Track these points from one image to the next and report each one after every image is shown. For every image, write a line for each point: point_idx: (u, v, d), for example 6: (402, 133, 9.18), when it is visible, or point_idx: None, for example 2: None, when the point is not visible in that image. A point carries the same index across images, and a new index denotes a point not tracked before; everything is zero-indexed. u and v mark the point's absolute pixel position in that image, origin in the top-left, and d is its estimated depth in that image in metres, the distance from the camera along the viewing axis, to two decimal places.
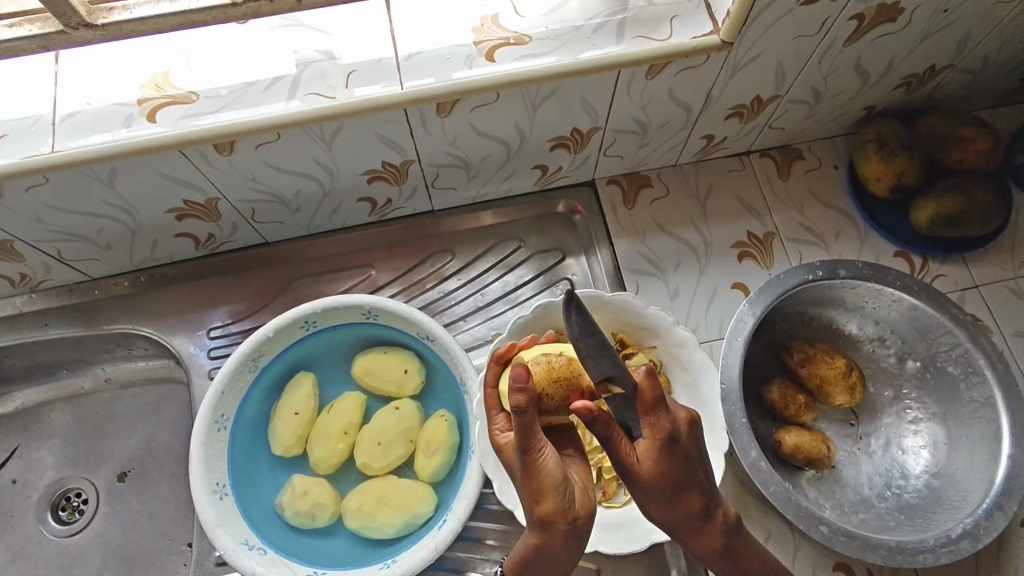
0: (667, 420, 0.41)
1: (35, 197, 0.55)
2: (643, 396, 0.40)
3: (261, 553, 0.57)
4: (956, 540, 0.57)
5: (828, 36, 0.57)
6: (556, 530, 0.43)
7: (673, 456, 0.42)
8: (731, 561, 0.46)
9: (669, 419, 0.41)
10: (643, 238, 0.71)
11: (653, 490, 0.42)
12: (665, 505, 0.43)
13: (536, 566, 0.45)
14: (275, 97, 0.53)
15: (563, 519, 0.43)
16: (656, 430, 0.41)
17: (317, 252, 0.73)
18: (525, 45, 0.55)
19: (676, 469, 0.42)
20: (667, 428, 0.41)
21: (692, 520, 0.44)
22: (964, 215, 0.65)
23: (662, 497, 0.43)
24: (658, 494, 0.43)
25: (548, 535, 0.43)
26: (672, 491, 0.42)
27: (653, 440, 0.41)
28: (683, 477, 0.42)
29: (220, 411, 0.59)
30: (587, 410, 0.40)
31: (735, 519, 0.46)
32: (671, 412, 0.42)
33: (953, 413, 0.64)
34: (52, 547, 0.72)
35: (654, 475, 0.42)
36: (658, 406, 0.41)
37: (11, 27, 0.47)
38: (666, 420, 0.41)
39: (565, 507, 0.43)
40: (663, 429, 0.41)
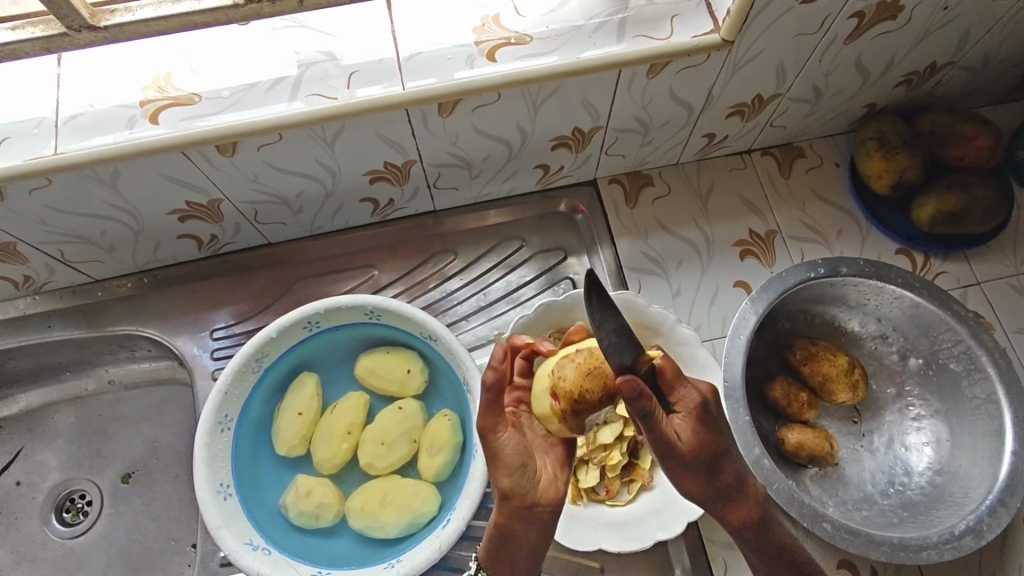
0: (693, 393, 0.45)
1: (38, 199, 0.55)
2: (666, 370, 0.45)
3: (266, 553, 0.57)
4: (960, 536, 0.57)
5: (828, 35, 0.57)
6: (511, 507, 0.49)
7: (705, 424, 0.45)
8: (766, 538, 0.48)
9: (695, 392, 0.46)
10: (645, 237, 0.71)
11: (693, 463, 0.44)
12: (705, 479, 0.45)
13: (501, 550, 0.50)
14: (277, 98, 0.53)
15: (518, 501, 0.49)
16: (683, 403, 0.45)
17: (319, 253, 0.73)
18: (526, 45, 0.55)
19: (708, 439, 0.45)
20: (695, 399, 0.45)
21: (728, 493, 0.46)
22: (965, 212, 0.65)
23: (700, 470, 0.45)
24: (697, 467, 0.45)
25: (507, 515, 0.49)
26: (709, 464, 0.45)
27: (685, 414, 0.45)
28: (716, 448, 0.45)
29: (224, 411, 0.60)
30: (635, 385, 0.40)
31: (764, 493, 0.49)
32: (694, 386, 0.46)
33: (956, 409, 0.64)
34: (57, 549, 0.72)
35: (693, 446, 0.44)
36: (680, 380, 0.46)
37: (13, 30, 0.48)
38: (692, 392, 0.46)
39: (523, 491, 0.49)
40: (691, 399, 0.45)
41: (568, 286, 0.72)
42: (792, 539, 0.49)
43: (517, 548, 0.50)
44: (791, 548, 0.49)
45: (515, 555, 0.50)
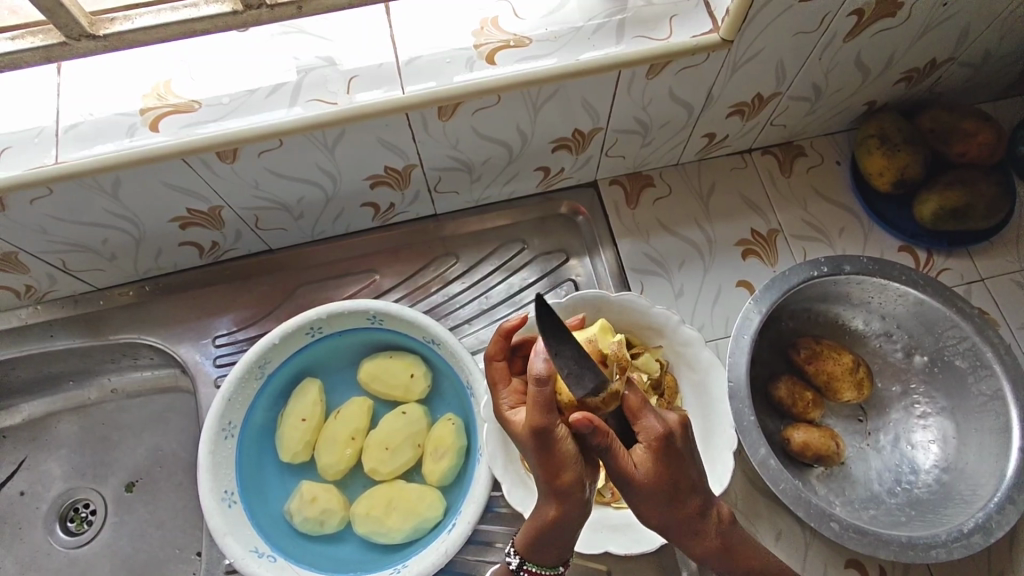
0: (657, 425, 0.43)
1: (39, 208, 0.55)
2: (627, 402, 0.44)
3: (271, 560, 0.57)
4: (968, 534, 0.56)
5: (827, 33, 0.57)
6: (570, 496, 0.45)
7: (669, 457, 0.43)
8: (731, 566, 0.47)
9: (659, 423, 0.44)
10: (647, 238, 0.71)
11: (651, 494, 0.43)
12: (666, 509, 0.44)
13: (553, 538, 0.47)
14: (277, 104, 0.53)
15: (578, 490, 0.44)
16: (645, 435, 0.43)
17: (321, 258, 0.73)
18: (525, 47, 0.55)
19: (671, 471, 0.43)
20: (658, 430, 0.43)
21: (691, 522, 0.45)
22: (967, 208, 0.65)
23: (658, 502, 0.43)
24: (655, 498, 0.43)
25: (568, 504, 0.45)
26: (670, 496, 0.43)
27: (646, 446, 0.43)
28: (678, 480, 0.44)
29: (227, 419, 0.59)
30: (587, 422, 0.41)
31: (731, 521, 0.47)
32: (661, 417, 0.44)
33: (962, 406, 0.64)
34: (61, 559, 0.72)
35: (651, 479, 0.43)
36: (645, 410, 0.44)
37: (13, 39, 0.48)
38: (656, 424, 0.44)
39: (580, 480, 0.44)
40: (655, 432, 0.43)
41: (570, 288, 0.72)
42: (762, 566, 0.48)
43: (566, 536, 0.47)
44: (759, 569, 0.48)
45: (565, 540, 0.47)
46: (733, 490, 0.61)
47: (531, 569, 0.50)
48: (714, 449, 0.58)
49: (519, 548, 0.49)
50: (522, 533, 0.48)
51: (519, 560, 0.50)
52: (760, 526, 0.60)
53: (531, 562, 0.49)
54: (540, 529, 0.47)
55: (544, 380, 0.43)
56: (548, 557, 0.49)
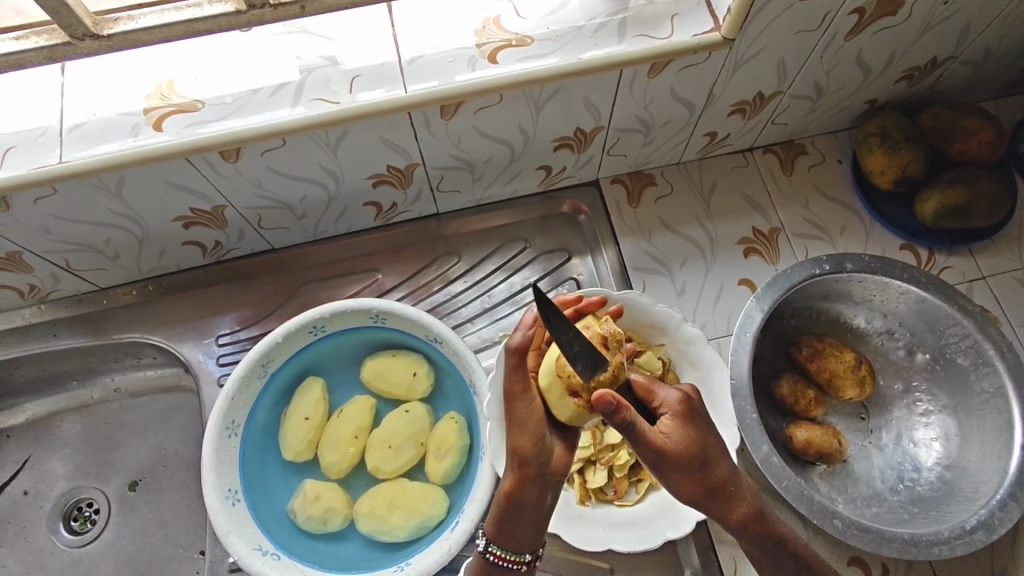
0: (673, 395, 0.47)
1: (43, 208, 0.55)
2: (641, 381, 0.48)
3: (275, 558, 0.57)
4: (971, 531, 0.56)
5: (829, 31, 0.57)
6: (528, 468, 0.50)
7: (692, 422, 0.47)
8: (766, 535, 0.48)
9: (675, 393, 0.48)
10: (648, 237, 0.71)
11: (685, 462, 0.45)
12: (700, 479, 0.46)
13: (513, 518, 0.50)
14: (280, 103, 0.53)
15: (530, 466, 0.50)
16: (666, 406, 0.47)
17: (323, 258, 0.73)
18: (527, 46, 0.55)
19: (696, 436, 0.46)
20: (675, 399, 0.47)
21: (723, 492, 0.47)
22: (969, 206, 0.65)
23: (693, 470, 0.45)
24: (690, 466, 0.45)
25: (523, 472, 0.50)
26: (700, 462, 0.46)
27: (671, 416, 0.46)
28: (706, 445, 0.46)
29: (231, 417, 0.59)
30: (611, 399, 0.41)
31: (756, 489, 0.49)
32: (674, 390, 0.48)
33: (964, 404, 0.64)
34: (65, 558, 0.72)
35: (684, 445, 0.45)
36: (657, 385, 0.48)
37: (17, 39, 0.48)
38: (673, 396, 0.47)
39: (538, 457, 0.50)
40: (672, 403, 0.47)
41: (572, 287, 0.72)
42: (792, 537, 0.50)
43: (524, 518, 0.50)
44: (793, 547, 0.49)
45: (526, 524, 0.50)
46: None
47: (499, 555, 0.50)
48: None
49: (489, 527, 0.51)
50: (491, 510, 0.51)
51: (485, 543, 0.51)
52: None
53: (497, 546, 0.51)
54: (504, 505, 0.50)
55: (523, 351, 0.49)
56: (521, 542, 0.50)
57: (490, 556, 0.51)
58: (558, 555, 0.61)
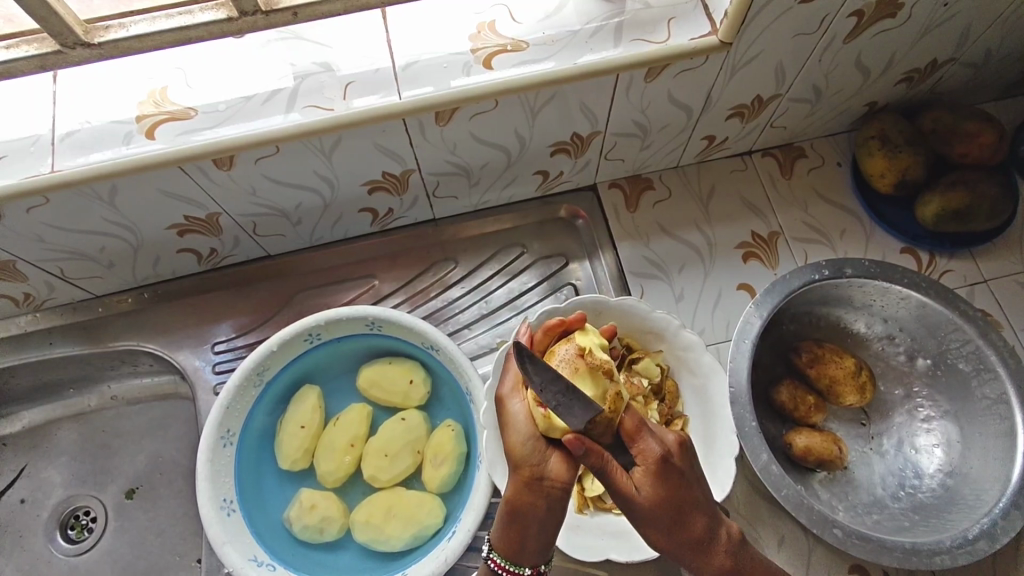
0: (654, 446, 0.45)
1: (36, 216, 0.54)
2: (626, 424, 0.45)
3: (270, 569, 0.57)
4: (973, 540, 0.56)
5: (827, 34, 0.57)
6: (519, 477, 0.48)
7: (667, 479, 0.44)
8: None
9: (657, 445, 0.45)
10: (646, 242, 0.71)
11: (651, 517, 0.44)
12: (670, 534, 0.45)
13: (514, 531, 0.48)
14: (273, 110, 0.53)
15: (529, 470, 0.47)
16: (642, 456, 0.45)
17: (320, 264, 0.73)
18: (522, 51, 0.55)
19: (670, 491, 0.44)
20: (655, 452, 0.44)
21: (698, 545, 0.45)
22: (969, 210, 0.64)
23: (661, 524, 0.44)
24: (659, 522, 0.44)
25: (517, 483, 0.48)
26: (671, 518, 0.44)
27: (643, 468, 0.44)
28: (681, 500, 0.44)
29: (226, 426, 0.59)
30: (580, 443, 0.43)
31: (743, 542, 0.47)
32: (656, 437, 0.45)
33: (967, 410, 0.63)
34: (62, 566, 0.72)
35: (649, 501, 0.44)
36: (643, 432, 0.45)
37: (8, 48, 0.47)
38: (653, 446, 0.45)
39: (534, 461, 0.48)
40: (651, 455, 0.44)
41: (570, 292, 0.72)
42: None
43: (526, 529, 0.47)
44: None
45: (530, 537, 0.48)
46: (735, 495, 0.60)
47: (499, 564, 0.49)
48: (716, 456, 0.57)
49: (494, 535, 0.49)
50: (497, 524, 0.49)
51: (489, 549, 0.50)
52: (762, 532, 0.59)
53: (499, 553, 0.49)
54: (504, 515, 0.48)
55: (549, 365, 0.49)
56: (526, 555, 0.48)
57: (491, 563, 0.49)
58: (555, 564, 0.61)
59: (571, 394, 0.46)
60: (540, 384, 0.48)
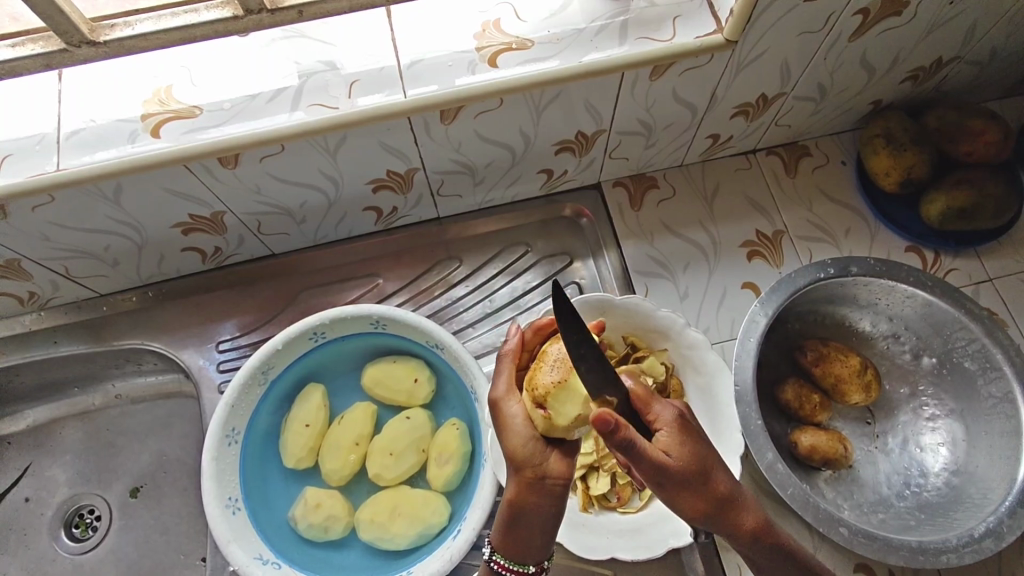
0: (670, 409, 0.45)
1: (41, 215, 0.55)
2: (637, 392, 0.45)
3: (276, 567, 0.57)
4: (979, 539, 0.56)
5: (833, 32, 0.57)
6: (522, 478, 0.47)
7: (690, 438, 0.44)
8: (770, 545, 0.47)
9: (671, 408, 0.45)
10: (650, 240, 0.71)
11: (686, 479, 0.43)
12: (703, 496, 0.44)
13: (516, 530, 0.48)
14: (278, 109, 0.53)
15: (532, 471, 0.47)
16: (661, 422, 0.44)
17: (324, 262, 0.73)
18: (527, 49, 0.55)
19: (696, 449, 0.44)
20: (673, 415, 0.45)
21: (728, 501, 0.45)
22: (975, 208, 0.64)
23: (697, 484, 0.44)
24: (693, 484, 0.44)
25: (520, 484, 0.48)
26: (702, 477, 0.44)
27: (668, 430, 0.44)
28: (706, 457, 0.44)
29: (231, 424, 0.59)
30: (609, 417, 0.39)
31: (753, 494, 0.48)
32: (668, 403, 0.45)
33: (972, 409, 0.63)
34: (66, 565, 0.72)
35: (685, 460, 0.43)
36: (653, 399, 0.45)
37: (13, 47, 0.47)
38: (670, 410, 0.45)
39: (536, 462, 0.47)
40: (670, 418, 0.44)
41: (574, 291, 0.72)
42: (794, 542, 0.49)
43: (529, 528, 0.48)
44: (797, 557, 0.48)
45: (533, 534, 0.48)
46: None
47: (502, 565, 0.49)
48: (721, 455, 0.57)
49: (495, 536, 0.49)
50: (497, 525, 0.49)
51: (490, 550, 0.49)
52: None
53: (501, 554, 0.49)
54: (506, 515, 0.48)
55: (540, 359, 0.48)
56: (526, 552, 0.49)
57: (494, 565, 0.49)
58: (559, 562, 0.61)
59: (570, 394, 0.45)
60: (535, 385, 0.47)
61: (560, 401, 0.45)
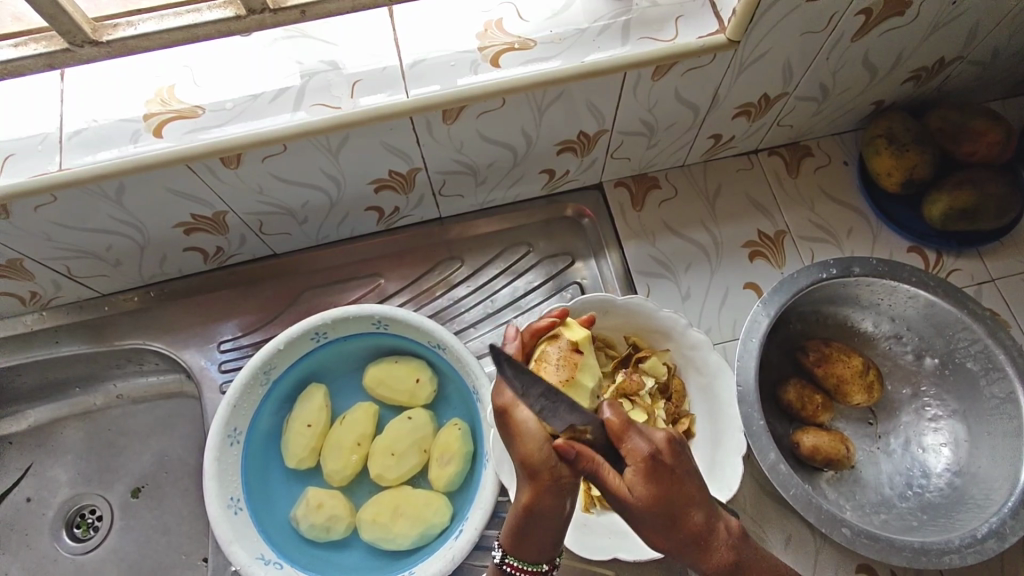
0: (643, 445, 0.43)
1: (43, 215, 0.55)
2: (611, 424, 0.43)
3: (278, 567, 0.57)
4: (982, 539, 0.56)
5: (836, 32, 0.57)
6: (537, 480, 0.46)
7: (659, 477, 0.42)
8: None
9: (645, 443, 0.43)
10: (652, 240, 0.71)
11: (645, 515, 0.42)
12: (667, 531, 0.43)
13: (531, 531, 0.47)
14: (281, 108, 0.53)
15: (548, 473, 0.45)
16: (632, 456, 0.43)
17: (326, 262, 0.73)
18: (529, 49, 0.55)
19: (664, 490, 0.42)
20: (644, 450, 0.42)
21: (699, 539, 0.44)
22: (978, 209, 0.64)
23: (659, 521, 0.43)
24: (656, 520, 0.42)
25: (536, 487, 0.46)
26: (667, 517, 0.42)
27: (635, 468, 0.42)
28: (675, 496, 0.43)
29: (232, 424, 0.59)
30: (569, 447, 0.43)
31: (738, 530, 0.46)
32: (643, 436, 0.43)
33: (974, 410, 0.63)
34: (68, 565, 0.72)
35: (644, 500, 0.42)
36: (630, 431, 0.43)
37: (16, 46, 0.47)
38: (643, 446, 0.43)
39: (551, 462, 0.46)
40: (641, 455, 0.42)
41: (576, 291, 0.72)
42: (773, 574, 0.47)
43: (545, 530, 0.47)
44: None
45: (546, 534, 0.47)
46: (742, 494, 0.60)
47: (515, 566, 0.49)
48: (724, 455, 0.57)
49: (508, 539, 0.48)
50: (511, 528, 0.48)
51: (502, 552, 0.49)
52: (770, 530, 0.59)
53: (514, 556, 0.49)
54: (521, 517, 0.47)
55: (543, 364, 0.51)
56: (539, 553, 0.48)
57: (507, 566, 0.49)
58: (561, 562, 0.61)
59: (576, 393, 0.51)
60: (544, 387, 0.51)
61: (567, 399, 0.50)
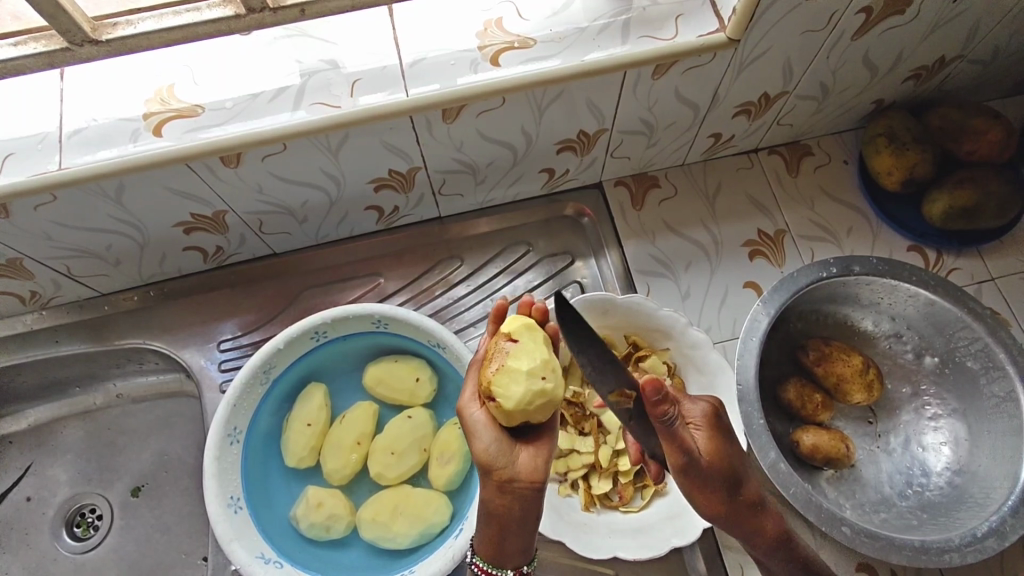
0: (700, 407, 0.48)
1: (44, 214, 0.54)
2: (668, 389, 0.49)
3: (277, 566, 0.56)
4: (982, 538, 0.56)
5: (836, 31, 0.57)
6: (490, 481, 0.47)
7: (721, 435, 0.48)
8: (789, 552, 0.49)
9: (701, 405, 0.49)
10: (652, 239, 0.71)
11: (716, 472, 0.46)
12: (730, 491, 0.47)
13: (494, 533, 0.48)
14: (281, 107, 0.53)
15: (499, 474, 0.46)
16: (694, 417, 0.48)
17: (326, 261, 0.73)
18: (529, 48, 0.55)
19: (727, 449, 0.47)
20: (704, 411, 0.48)
21: (754, 501, 0.48)
22: (977, 207, 0.64)
23: (724, 480, 0.46)
24: (722, 479, 0.46)
25: (490, 489, 0.47)
26: (731, 474, 0.47)
27: (699, 425, 0.47)
28: (734, 455, 0.48)
29: (232, 423, 0.59)
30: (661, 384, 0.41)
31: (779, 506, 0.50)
32: (699, 400, 0.49)
33: (975, 409, 0.63)
34: (67, 564, 0.72)
35: (715, 454, 0.46)
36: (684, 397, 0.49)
37: (16, 45, 0.47)
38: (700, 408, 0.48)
39: (502, 464, 0.47)
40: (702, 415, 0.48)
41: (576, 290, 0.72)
42: (815, 558, 0.50)
43: (505, 533, 0.48)
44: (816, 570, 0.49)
45: (509, 537, 0.48)
46: None
47: (483, 568, 0.49)
48: None
49: (477, 541, 0.50)
50: (478, 529, 0.49)
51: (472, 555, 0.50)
52: None
53: (482, 558, 0.49)
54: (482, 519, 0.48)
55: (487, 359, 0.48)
56: (507, 557, 0.48)
57: (475, 568, 0.50)
58: (561, 561, 0.61)
59: (507, 376, 0.45)
60: (481, 383, 0.47)
61: (502, 387, 0.45)
